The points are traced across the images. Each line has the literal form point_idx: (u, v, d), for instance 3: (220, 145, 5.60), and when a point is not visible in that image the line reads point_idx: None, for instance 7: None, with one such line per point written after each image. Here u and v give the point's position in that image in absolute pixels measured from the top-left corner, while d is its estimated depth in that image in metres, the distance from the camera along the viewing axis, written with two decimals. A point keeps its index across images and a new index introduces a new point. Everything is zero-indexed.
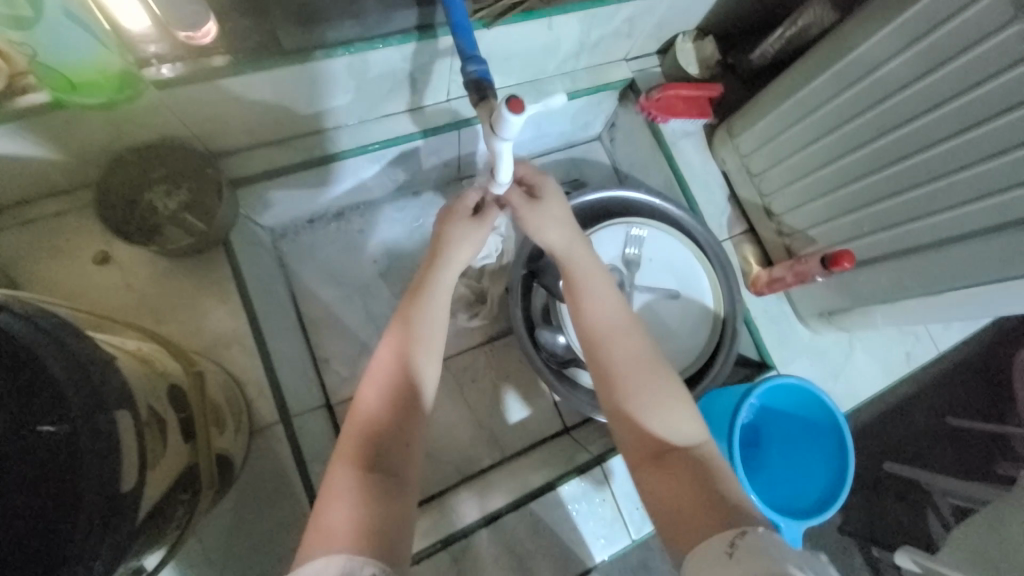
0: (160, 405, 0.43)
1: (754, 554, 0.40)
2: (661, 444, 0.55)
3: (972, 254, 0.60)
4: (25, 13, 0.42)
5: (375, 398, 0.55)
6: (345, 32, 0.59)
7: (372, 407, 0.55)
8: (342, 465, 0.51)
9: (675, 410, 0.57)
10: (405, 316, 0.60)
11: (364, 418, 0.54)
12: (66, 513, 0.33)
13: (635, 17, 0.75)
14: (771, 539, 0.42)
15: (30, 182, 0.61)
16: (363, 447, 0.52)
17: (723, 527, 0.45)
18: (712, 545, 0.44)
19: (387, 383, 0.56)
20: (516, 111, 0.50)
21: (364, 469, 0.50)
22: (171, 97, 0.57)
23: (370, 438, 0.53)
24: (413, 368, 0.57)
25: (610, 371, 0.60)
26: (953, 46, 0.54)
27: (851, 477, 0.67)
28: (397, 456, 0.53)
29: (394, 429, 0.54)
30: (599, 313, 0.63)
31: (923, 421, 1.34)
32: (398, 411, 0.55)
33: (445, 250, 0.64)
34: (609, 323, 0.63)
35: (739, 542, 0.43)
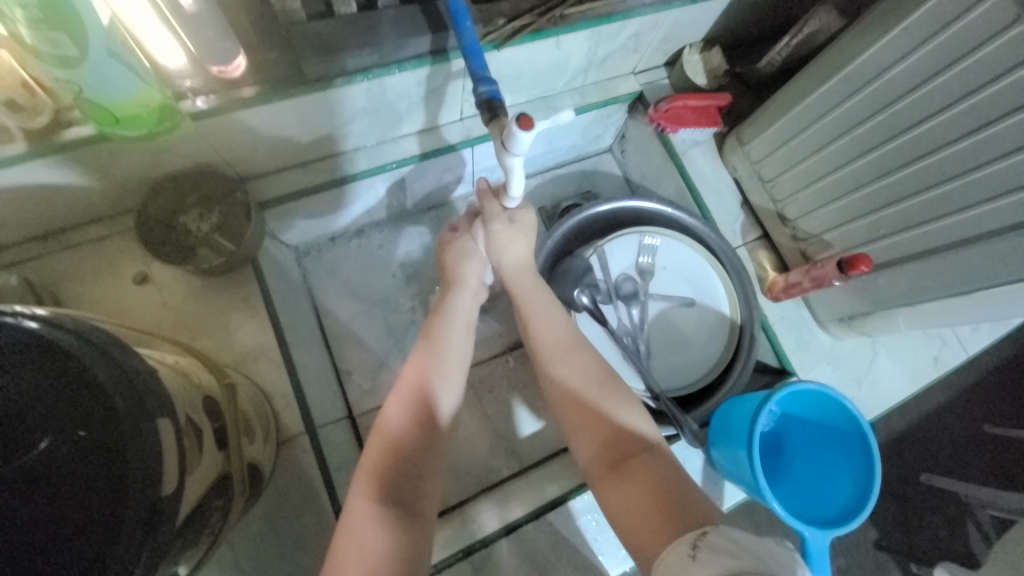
0: (196, 415, 0.45)
1: (718, 554, 0.42)
2: (625, 452, 0.56)
3: (988, 254, 0.60)
4: (72, 53, 0.46)
5: (392, 427, 0.56)
6: (363, 60, 0.63)
7: (388, 434, 0.56)
8: (364, 487, 0.52)
9: (632, 411, 0.59)
10: (427, 338, 0.64)
11: (381, 447, 0.55)
12: (114, 515, 0.35)
13: (640, 32, 0.77)
14: (732, 536, 0.44)
15: (75, 209, 0.66)
16: (378, 479, 0.53)
17: (684, 531, 0.46)
18: (675, 550, 0.45)
19: (400, 417, 0.57)
20: (527, 127, 0.52)
21: (377, 501, 0.51)
22: (203, 127, 0.62)
23: (385, 468, 0.53)
24: (432, 390, 0.59)
25: (567, 391, 0.61)
26: (961, 48, 0.54)
27: (877, 491, 0.65)
28: (412, 485, 0.53)
29: (408, 458, 0.55)
30: (548, 338, 0.65)
31: (957, 429, 1.29)
32: (415, 437, 0.56)
33: (455, 273, 0.69)
34: (554, 345, 0.65)
35: (700, 543, 0.44)
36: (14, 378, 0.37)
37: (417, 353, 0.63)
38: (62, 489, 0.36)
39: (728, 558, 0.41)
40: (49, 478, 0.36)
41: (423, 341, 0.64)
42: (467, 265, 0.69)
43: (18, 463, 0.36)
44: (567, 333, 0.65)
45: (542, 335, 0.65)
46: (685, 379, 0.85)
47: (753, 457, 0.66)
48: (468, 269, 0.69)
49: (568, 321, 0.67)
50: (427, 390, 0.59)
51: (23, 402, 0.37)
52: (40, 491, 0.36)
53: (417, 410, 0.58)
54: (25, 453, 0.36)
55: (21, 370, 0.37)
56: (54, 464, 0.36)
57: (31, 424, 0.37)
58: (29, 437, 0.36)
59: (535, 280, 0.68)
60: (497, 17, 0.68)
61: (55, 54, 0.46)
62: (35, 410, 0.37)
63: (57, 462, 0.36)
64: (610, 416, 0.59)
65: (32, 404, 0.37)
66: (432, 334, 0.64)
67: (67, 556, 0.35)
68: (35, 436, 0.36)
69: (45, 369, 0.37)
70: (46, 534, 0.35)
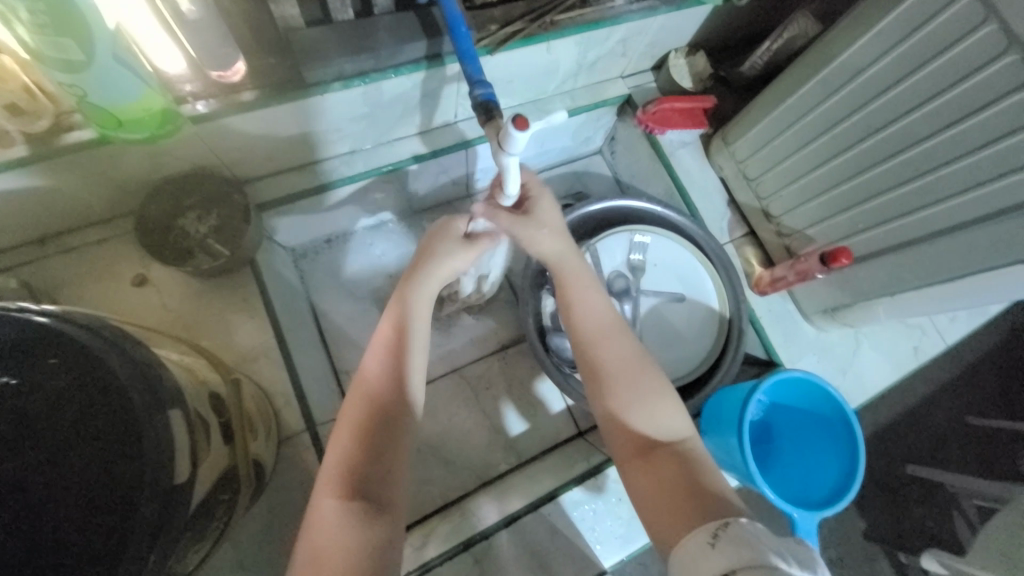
0: (204, 410, 0.46)
1: (736, 544, 0.43)
2: (650, 440, 0.57)
3: (962, 245, 0.63)
4: (77, 57, 0.47)
5: (355, 419, 0.55)
6: (360, 65, 0.65)
7: (353, 433, 0.54)
8: (331, 484, 0.51)
9: (660, 404, 0.59)
10: (382, 337, 0.61)
11: (348, 444, 0.54)
12: (129, 505, 0.36)
13: (628, 36, 0.80)
14: (750, 530, 0.45)
15: (74, 212, 0.66)
16: (345, 475, 0.52)
17: (704, 522, 0.48)
18: (697, 537, 0.46)
19: (365, 406, 0.56)
20: (522, 127, 0.54)
21: (347, 497, 0.50)
22: (203, 130, 0.63)
23: (352, 464, 0.53)
24: (396, 387, 0.57)
25: (597, 372, 0.62)
26: (932, 49, 0.58)
27: (862, 475, 0.68)
28: (382, 478, 0.53)
29: (374, 452, 0.54)
30: (587, 317, 0.65)
31: (940, 421, 1.34)
32: (379, 431, 0.55)
33: (432, 261, 0.65)
34: (595, 326, 0.65)
35: (721, 533, 0.45)
36: (27, 373, 0.38)
37: (375, 348, 0.60)
38: (76, 481, 0.37)
39: (747, 548, 0.42)
40: (60, 470, 0.37)
41: (382, 333, 0.61)
42: (443, 262, 0.65)
43: (33, 456, 0.37)
44: (608, 315, 0.65)
45: (585, 321, 0.65)
46: (677, 372, 0.87)
47: (740, 438, 0.69)
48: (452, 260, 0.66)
49: (610, 305, 0.67)
50: (388, 386, 0.57)
51: (37, 398, 0.38)
52: (54, 483, 0.37)
53: (379, 399, 0.56)
54: (39, 447, 0.37)
55: (34, 367, 0.38)
56: (67, 456, 0.37)
57: (45, 419, 0.38)
58: (44, 432, 0.37)
59: (577, 265, 0.67)
60: (489, 23, 0.70)
61: (58, 58, 0.46)
62: (48, 406, 0.38)
63: (70, 453, 0.37)
64: (628, 409, 0.59)
65: (46, 399, 0.38)
66: (389, 327, 0.61)
67: (79, 548, 0.35)
68: (50, 430, 0.37)
69: (58, 365, 0.38)
70: (60, 525, 0.36)
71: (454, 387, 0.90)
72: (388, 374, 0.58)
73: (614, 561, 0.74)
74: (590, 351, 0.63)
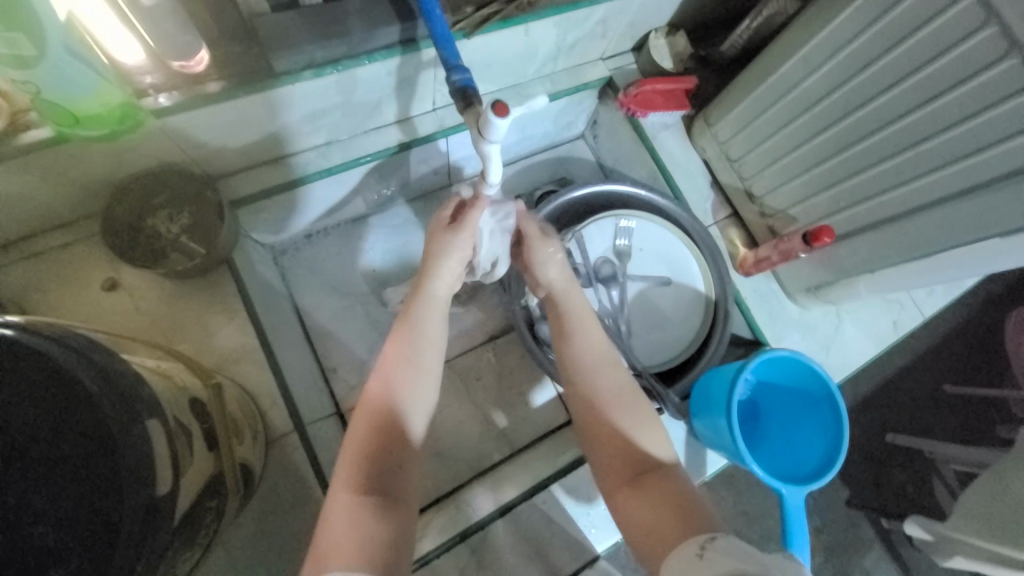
0: (185, 416, 0.45)
1: (724, 555, 0.43)
2: (641, 467, 0.58)
3: (938, 221, 0.64)
4: (28, 52, 0.44)
5: (371, 415, 0.55)
6: (331, 52, 0.62)
7: (364, 430, 0.54)
8: (345, 479, 0.51)
9: (653, 440, 0.60)
10: (394, 334, 0.60)
11: (360, 440, 0.53)
12: (109, 521, 0.34)
13: (607, 17, 0.79)
14: (737, 543, 0.45)
15: (35, 215, 0.63)
16: (360, 470, 0.52)
17: (693, 537, 0.48)
18: (685, 549, 0.47)
19: (380, 402, 0.55)
20: (502, 114, 0.53)
21: (360, 491, 0.50)
22: (169, 126, 0.60)
23: (365, 459, 0.52)
24: (410, 382, 0.57)
25: (596, 407, 0.61)
26: (909, 25, 0.58)
27: (847, 447, 0.69)
28: (394, 475, 0.53)
29: (386, 448, 0.53)
30: (587, 349, 0.65)
31: (918, 390, 1.38)
32: (394, 428, 0.54)
33: (434, 261, 0.65)
34: (595, 359, 0.64)
35: (708, 545, 0.46)
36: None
37: (392, 344, 0.60)
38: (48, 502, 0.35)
39: (736, 558, 0.43)
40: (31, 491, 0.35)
41: (399, 328, 0.61)
42: (433, 281, 0.64)
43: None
44: (607, 351, 0.65)
45: (582, 357, 0.65)
46: (665, 355, 0.88)
47: (730, 417, 0.69)
48: (444, 267, 0.65)
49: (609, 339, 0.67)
50: (401, 381, 0.57)
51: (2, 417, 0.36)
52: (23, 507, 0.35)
53: (395, 396, 0.56)
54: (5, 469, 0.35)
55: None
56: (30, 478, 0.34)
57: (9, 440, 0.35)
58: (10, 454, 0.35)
59: (579, 297, 0.69)
60: (464, 6, 0.68)
61: (7, 53, 0.44)
62: (15, 426, 0.36)
63: (40, 473, 0.35)
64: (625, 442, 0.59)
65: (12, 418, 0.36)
66: (405, 322, 0.61)
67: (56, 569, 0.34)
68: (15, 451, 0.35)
69: (22, 381, 0.36)
70: (32, 548, 0.34)
71: (444, 380, 0.89)
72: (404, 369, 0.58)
73: (608, 544, 0.75)
74: (589, 384, 0.63)
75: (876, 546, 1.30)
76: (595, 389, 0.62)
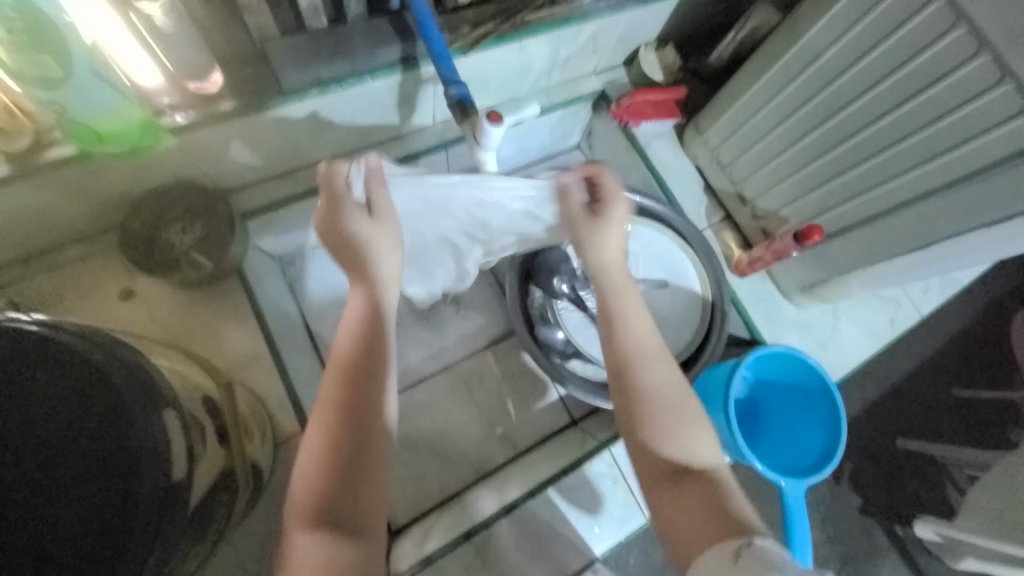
0: (198, 411, 0.47)
1: (759, 563, 0.45)
2: (678, 465, 0.58)
3: (924, 214, 0.66)
4: (53, 74, 0.49)
5: (318, 448, 0.54)
6: (337, 70, 0.66)
7: (315, 464, 0.54)
8: (299, 516, 0.52)
9: (696, 436, 0.60)
10: (341, 359, 0.59)
11: (312, 473, 0.53)
12: (128, 505, 0.36)
13: (597, 34, 0.83)
14: (773, 550, 0.47)
15: (57, 229, 0.67)
16: (313, 503, 0.52)
17: (728, 539, 0.50)
18: (718, 551, 0.49)
19: (326, 433, 0.55)
20: (496, 122, 0.59)
21: (314, 526, 0.51)
22: (184, 142, 0.63)
23: (318, 490, 0.53)
24: (358, 409, 0.56)
25: (641, 398, 0.61)
26: (882, 31, 0.61)
27: (844, 441, 0.70)
28: (353, 504, 0.53)
29: (341, 479, 0.53)
30: (634, 335, 0.65)
31: (925, 393, 1.37)
32: (344, 456, 0.54)
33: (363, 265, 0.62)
34: (642, 347, 0.64)
35: (743, 550, 0.47)
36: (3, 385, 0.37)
37: (333, 369, 0.58)
38: (60, 487, 0.36)
39: (770, 570, 0.44)
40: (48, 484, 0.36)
41: (339, 350, 0.59)
42: (375, 289, 0.62)
43: (12, 469, 0.35)
44: (651, 339, 0.65)
45: (629, 342, 0.64)
46: None
47: (728, 418, 0.71)
48: (388, 260, 0.65)
49: (654, 328, 0.67)
50: (349, 411, 0.56)
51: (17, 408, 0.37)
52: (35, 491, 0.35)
53: (341, 425, 0.55)
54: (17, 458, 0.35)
55: (12, 377, 0.37)
56: (53, 467, 0.36)
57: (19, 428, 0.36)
58: (23, 444, 0.36)
59: (626, 279, 0.69)
60: (461, 25, 0.72)
61: (35, 75, 0.49)
62: (29, 417, 0.37)
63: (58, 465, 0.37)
64: (661, 442, 0.59)
65: (22, 408, 0.36)
66: (346, 344, 0.59)
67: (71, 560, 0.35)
68: (28, 442, 0.36)
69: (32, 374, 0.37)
70: (46, 535, 0.35)
71: (447, 385, 0.91)
72: (349, 396, 0.56)
73: (608, 544, 0.76)
74: (635, 374, 0.62)
75: (890, 551, 1.28)
76: (638, 382, 0.62)
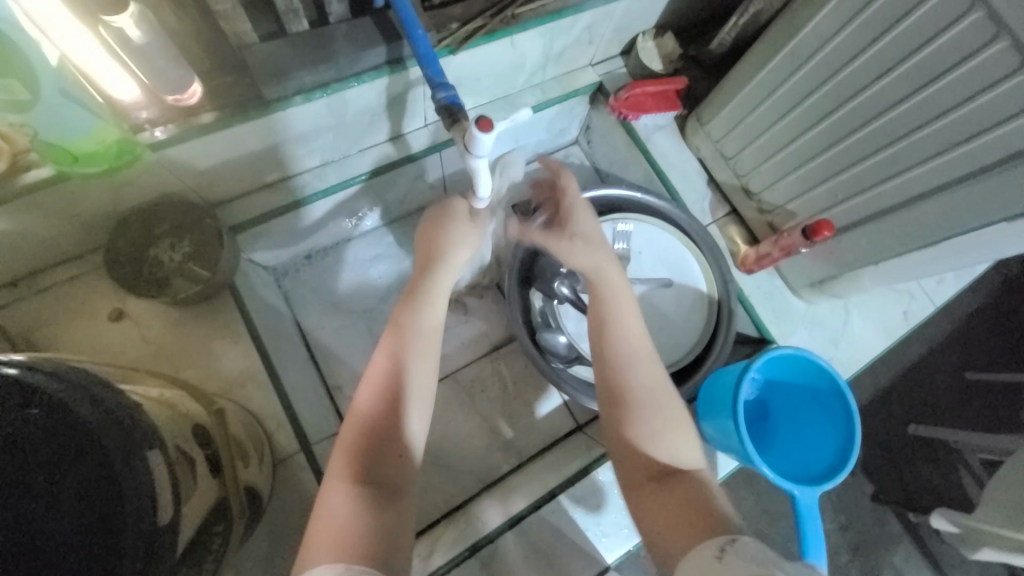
0: (187, 444, 0.46)
1: (744, 557, 0.42)
2: (665, 469, 0.56)
3: (939, 208, 0.63)
4: (23, 96, 0.48)
5: (369, 403, 0.57)
6: (320, 76, 0.64)
7: (364, 422, 0.57)
8: (341, 475, 0.53)
9: (678, 438, 0.59)
10: (370, 383, 0.59)
11: (361, 430, 0.56)
12: (107, 557, 0.34)
13: (593, 24, 0.79)
14: (759, 546, 0.44)
15: (42, 252, 0.65)
16: (356, 463, 0.54)
17: (711, 538, 0.47)
18: (703, 551, 0.46)
19: (379, 392, 0.58)
20: (487, 129, 0.54)
21: (356, 484, 0.52)
22: (165, 158, 0.61)
23: (364, 451, 0.55)
24: (408, 374, 0.59)
25: (626, 400, 0.60)
26: (894, 14, 0.58)
27: (858, 441, 0.68)
28: (391, 469, 0.55)
29: (384, 443, 0.56)
30: (621, 335, 0.64)
31: (938, 380, 1.35)
32: (391, 420, 0.57)
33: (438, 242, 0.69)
34: (630, 347, 0.63)
35: (728, 547, 0.45)
36: None
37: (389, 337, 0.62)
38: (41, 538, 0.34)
39: (754, 561, 0.41)
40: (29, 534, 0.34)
41: (397, 317, 0.64)
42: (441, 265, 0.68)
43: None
44: (641, 338, 0.64)
45: (616, 342, 0.63)
46: (670, 359, 0.87)
47: (738, 421, 0.69)
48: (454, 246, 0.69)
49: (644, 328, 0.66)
50: (402, 377, 0.59)
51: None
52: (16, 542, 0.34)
53: (391, 387, 0.58)
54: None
55: None
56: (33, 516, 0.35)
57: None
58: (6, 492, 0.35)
59: (619, 278, 0.68)
60: (449, 22, 0.69)
61: (5, 98, 0.48)
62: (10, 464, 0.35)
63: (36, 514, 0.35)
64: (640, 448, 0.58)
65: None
66: (404, 312, 0.64)
67: None
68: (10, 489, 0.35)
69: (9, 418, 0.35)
70: None
71: (449, 393, 0.89)
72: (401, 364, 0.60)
73: (620, 553, 0.73)
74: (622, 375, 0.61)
75: (903, 539, 1.27)
76: (625, 381, 0.61)
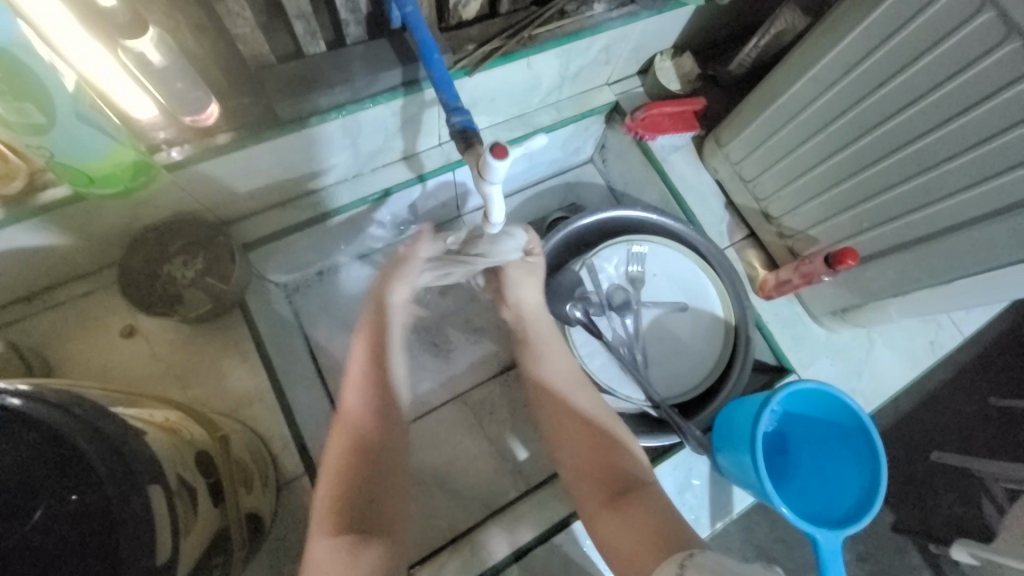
0: (189, 473, 0.45)
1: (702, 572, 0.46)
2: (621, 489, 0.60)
3: (970, 242, 0.60)
4: (40, 120, 0.46)
5: (341, 445, 0.56)
6: (336, 98, 0.63)
7: (338, 463, 0.55)
8: (322, 523, 0.52)
9: (626, 458, 0.63)
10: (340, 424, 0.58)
11: (338, 469, 0.55)
12: None
13: (611, 45, 0.78)
14: (713, 557, 0.47)
15: (57, 268, 0.66)
16: (336, 510, 0.53)
17: (673, 553, 0.51)
18: (668, 567, 0.49)
19: (353, 429, 0.57)
20: (501, 156, 0.53)
21: (338, 532, 0.51)
22: (181, 177, 0.62)
23: (342, 494, 0.54)
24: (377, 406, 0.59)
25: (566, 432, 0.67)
26: (925, 43, 0.55)
27: (885, 482, 0.65)
28: (372, 509, 0.54)
29: (362, 482, 0.55)
30: (554, 371, 0.73)
31: (962, 407, 1.29)
32: (364, 458, 0.56)
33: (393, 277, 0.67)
34: (557, 379, 0.72)
35: (687, 562, 0.48)
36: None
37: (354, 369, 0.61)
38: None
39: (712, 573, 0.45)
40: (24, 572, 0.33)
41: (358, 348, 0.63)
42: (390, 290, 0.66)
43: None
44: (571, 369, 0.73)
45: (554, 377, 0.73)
46: (685, 386, 0.85)
47: (754, 455, 0.66)
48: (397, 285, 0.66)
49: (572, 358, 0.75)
50: (373, 410, 0.59)
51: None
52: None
53: (362, 423, 0.58)
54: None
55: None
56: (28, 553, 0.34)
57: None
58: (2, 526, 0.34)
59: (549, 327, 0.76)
60: (465, 44, 0.68)
61: (23, 123, 0.46)
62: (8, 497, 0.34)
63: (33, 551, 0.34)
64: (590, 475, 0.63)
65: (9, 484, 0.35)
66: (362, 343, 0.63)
67: None
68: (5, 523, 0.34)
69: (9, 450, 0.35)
70: None
71: (456, 414, 0.88)
72: (368, 397, 0.59)
73: None
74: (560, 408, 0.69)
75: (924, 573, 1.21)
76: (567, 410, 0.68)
